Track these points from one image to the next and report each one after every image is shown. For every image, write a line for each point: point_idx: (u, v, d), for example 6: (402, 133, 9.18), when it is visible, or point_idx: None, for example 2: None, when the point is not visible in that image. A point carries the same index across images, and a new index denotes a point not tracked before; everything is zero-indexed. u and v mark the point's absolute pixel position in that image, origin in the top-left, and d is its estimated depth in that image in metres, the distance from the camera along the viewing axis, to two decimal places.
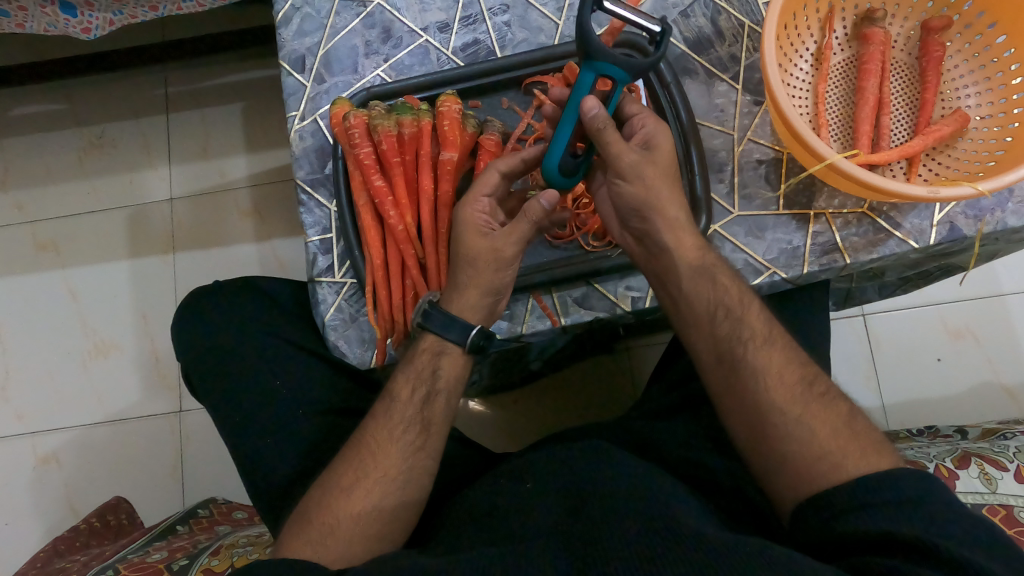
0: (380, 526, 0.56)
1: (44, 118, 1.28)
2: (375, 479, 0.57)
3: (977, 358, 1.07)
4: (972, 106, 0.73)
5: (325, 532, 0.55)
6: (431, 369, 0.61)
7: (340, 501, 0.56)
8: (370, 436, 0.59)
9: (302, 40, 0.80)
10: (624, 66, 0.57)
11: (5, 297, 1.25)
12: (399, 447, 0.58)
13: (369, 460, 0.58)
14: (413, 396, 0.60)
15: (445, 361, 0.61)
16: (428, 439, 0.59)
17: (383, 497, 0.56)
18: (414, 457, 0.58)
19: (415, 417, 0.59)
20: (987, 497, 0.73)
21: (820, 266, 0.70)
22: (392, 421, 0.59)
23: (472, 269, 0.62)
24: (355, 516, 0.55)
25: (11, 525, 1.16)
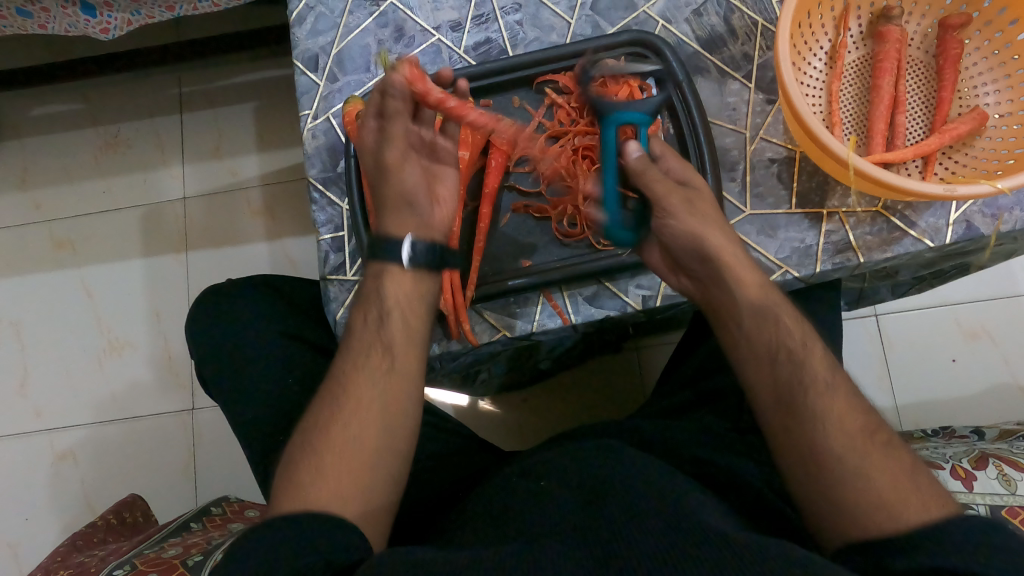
0: (366, 457, 0.52)
1: (61, 118, 1.30)
2: (349, 411, 0.53)
3: (993, 358, 1.06)
4: (990, 104, 0.73)
5: (311, 476, 0.51)
6: (375, 289, 0.59)
7: (320, 441, 0.52)
8: (338, 375, 0.56)
9: (315, 39, 0.81)
10: (639, 111, 0.67)
11: (23, 295, 1.26)
12: (364, 374, 0.55)
13: (339, 392, 0.55)
14: (369, 321, 0.58)
15: (387, 280, 0.59)
16: (393, 359, 0.56)
17: (362, 427, 0.53)
18: (384, 380, 0.55)
19: (374, 340, 0.57)
20: (1006, 498, 0.72)
21: (832, 265, 0.70)
22: (355, 351, 0.57)
23: (382, 184, 0.63)
24: (338, 450, 0.52)
25: (28, 520, 1.18)
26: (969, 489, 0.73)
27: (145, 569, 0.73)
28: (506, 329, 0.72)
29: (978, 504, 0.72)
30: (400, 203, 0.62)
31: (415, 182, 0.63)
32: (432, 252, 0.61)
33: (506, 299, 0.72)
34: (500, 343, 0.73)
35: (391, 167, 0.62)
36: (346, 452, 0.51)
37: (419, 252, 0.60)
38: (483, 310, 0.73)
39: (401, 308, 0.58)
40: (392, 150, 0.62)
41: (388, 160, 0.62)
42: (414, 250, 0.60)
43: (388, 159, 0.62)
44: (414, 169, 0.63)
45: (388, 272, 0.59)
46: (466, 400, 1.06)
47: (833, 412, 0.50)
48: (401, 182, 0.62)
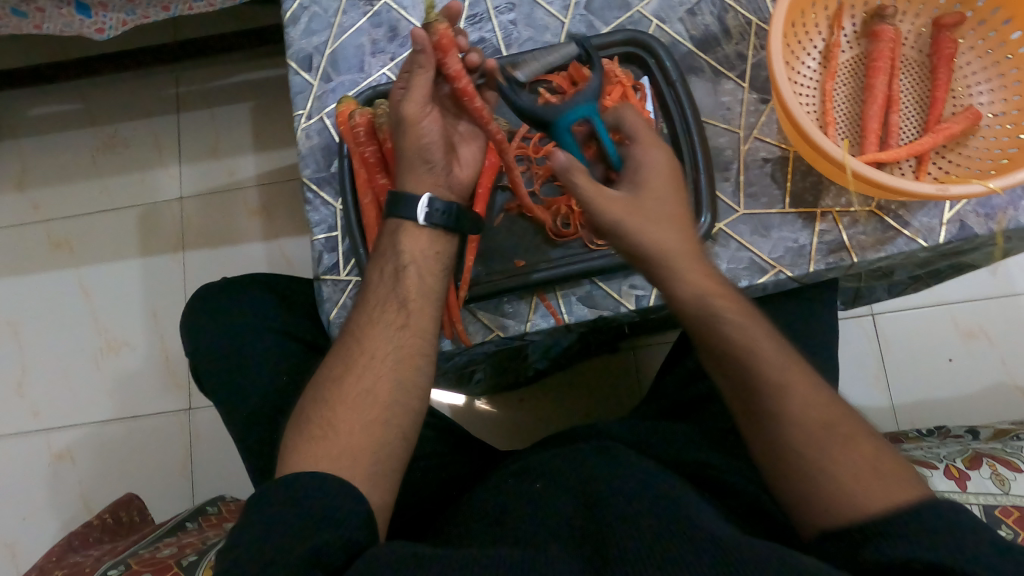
0: (379, 408, 0.54)
1: (58, 118, 1.30)
2: (363, 364, 0.56)
3: (990, 358, 1.06)
4: (985, 103, 0.72)
5: (323, 428, 0.53)
6: (392, 246, 0.62)
7: (334, 396, 0.55)
8: (354, 331, 0.59)
9: (310, 39, 0.81)
10: (584, 100, 0.62)
11: (20, 295, 1.26)
12: (380, 328, 0.58)
13: (354, 345, 0.58)
14: (385, 275, 0.61)
15: (404, 237, 0.62)
16: (408, 314, 0.59)
17: (376, 380, 0.55)
18: (398, 335, 0.58)
19: (390, 295, 0.60)
20: (1000, 498, 0.72)
21: (826, 265, 0.70)
22: (371, 304, 0.60)
23: (398, 138, 0.64)
24: (352, 403, 0.54)
25: (26, 520, 1.18)
26: (963, 489, 0.73)
27: (140, 569, 0.73)
28: (499, 329, 0.72)
29: (972, 504, 0.71)
30: (416, 159, 0.63)
31: (433, 139, 0.64)
32: (448, 214, 0.63)
33: (499, 299, 0.72)
34: (493, 343, 0.73)
35: (407, 123, 0.62)
36: (338, 451, 0.51)
37: (436, 212, 0.62)
38: (476, 310, 0.72)
39: (417, 263, 0.61)
40: (410, 104, 0.62)
41: (405, 113, 0.62)
42: (431, 208, 0.62)
43: (404, 113, 0.62)
44: (432, 125, 0.64)
45: (405, 230, 0.62)
46: (462, 400, 1.06)
47: (823, 412, 0.50)
48: (418, 139, 0.63)
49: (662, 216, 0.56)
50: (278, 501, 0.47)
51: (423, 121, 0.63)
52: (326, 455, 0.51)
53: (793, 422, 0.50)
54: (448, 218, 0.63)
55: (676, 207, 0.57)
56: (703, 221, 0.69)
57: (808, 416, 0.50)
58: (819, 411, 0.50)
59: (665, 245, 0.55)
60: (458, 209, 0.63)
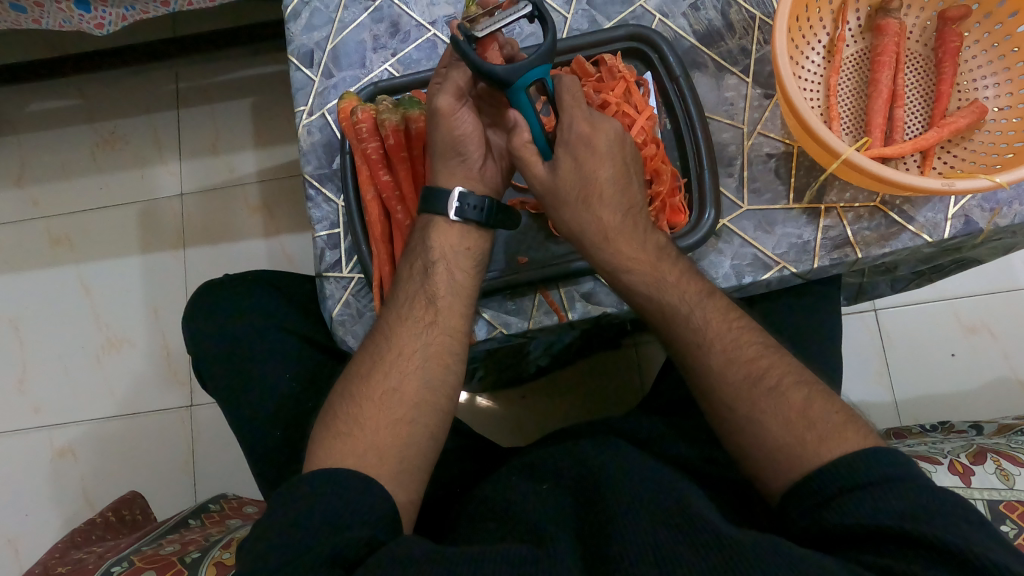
0: (408, 406, 0.54)
1: (57, 115, 1.29)
2: (392, 360, 0.56)
3: (993, 353, 1.06)
4: (989, 97, 0.72)
5: (349, 426, 0.53)
6: (422, 241, 0.62)
7: (360, 392, 0.55)
8: (382, 328, 0.59)
9: (310, 35, 0.80)
10: (538, 64, 0.57)
11: (21, 292, 1.26)
12: (409, 324, 0.58)
13: (383, 343, 0.58)
14: (414, 272, 0.61)
15: (433, 231, 0.62)
16: (437, 312, 0.59)
17: (404, 378, 0.55)
18: (427, 332, 0.58)
19: (419, 291, 0.60)
20: (1005, 493, 0.71)
21: (830, 261, 0.69)
22: (400, 300, 0.60)
23: (432, 130, 0.62)
24: (379, 399, 0.54)
25: (29, 516, 1.18)
26: (967, 484, 0.73)
27: (144, 567, 0.73)
28: (502, 326, 0.72)
29: (976, 499, 0.71)
30: (449, 151, 0.62)
31: (468, 131, 0.61)
32: (482, 209, 0.62)
33: (503, 295, 0.72)
34: (496, 340, 0.73)
35: (441, 115, 0.61)
36: (340, 449, 0.51)
37: (469, 207, 0.61)
38: (481, 307, 0.72)
39: (446, 260, 0.61)
40: (444, 96, 0.60)
41: (439, 104, 0.60)
42: (463, 203, 0.61)
43: (438, 105, 0.60)
44: (467, 116, 0.62)
45: (436, 226, 0.62)
46: (463, 397, 1.06)
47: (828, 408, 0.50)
48: (453, 132, 0.61)
49: (578, 198, 0.60)
50: (284, 499, 0.47)
51: (458, 112, 0.61)
52: (351, 453, 0.51)
53: (800, 419, 0.50)
54: (481, 213, 0.62)
55: (599, 187, 0.59)
56: (706, 217, 0.69)
57: (814, 415, 0.50)
58: (829, 412, 0.50)
59: (582, 225, 0.60)
60: (492, 204, 0.62)
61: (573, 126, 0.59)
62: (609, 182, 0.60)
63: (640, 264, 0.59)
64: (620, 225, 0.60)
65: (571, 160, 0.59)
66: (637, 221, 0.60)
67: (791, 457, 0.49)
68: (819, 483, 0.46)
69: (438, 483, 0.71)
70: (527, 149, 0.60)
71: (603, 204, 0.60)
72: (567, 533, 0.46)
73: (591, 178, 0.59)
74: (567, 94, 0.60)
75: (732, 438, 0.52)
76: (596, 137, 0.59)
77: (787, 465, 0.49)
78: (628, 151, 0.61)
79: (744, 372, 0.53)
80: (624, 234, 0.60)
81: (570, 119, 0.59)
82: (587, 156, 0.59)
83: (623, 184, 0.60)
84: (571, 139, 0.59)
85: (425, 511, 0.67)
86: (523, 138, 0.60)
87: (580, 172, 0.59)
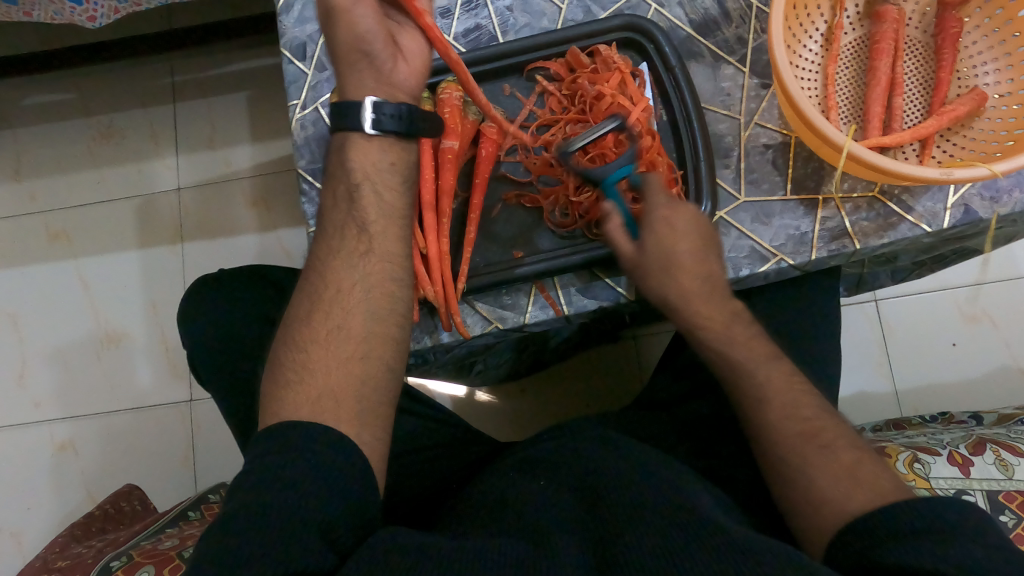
0: (356, 341, 0.53)
1: (53, 109, 1.29)
2: (332, 297, 0.55)
3: (995, 343, 1.05)
4: (990, 84, 0.71)
5: (298, 373, 0.52)
6: (342, 165, 0.59)
7: (306, 336, 0.54)
8: (319, 264, 0.58)
9: (303, 27, 0.80)
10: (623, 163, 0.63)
11: (20, 287, 1.26)
12: (343, 258, 0.57)
13: (320, 282, 0.56)
14: (339, 198, 0.59)
15: (352, 151, 0.58)
16: (370, 240, 0.57)
17: (347, 315, 0.54)
18: (363, 264, 0.57)
19: (348, 220, 0.58)
20: (1003, 483, 0.71)
21: (828, 252, 0.69)
22: (331, 233, 0.58)
23: (333, 32, 0.59)
24: (324, 340, 0.53)
25: (31, 510, 1.18)
26: (966, 475, 0.72)
27: (142, 562, 0.74)
28: (497, 320, 0.71)
29: (975, 491, 0.71)
30: (353, 52, 0.58)
31: (370, 27, 0.58)
32: (399, 117, 0.59)
33: (498, 290, 0.72)
34: (491, 335, 0.73)
35: (340, 13, 0.58)
36: None
37: (386, 117, 0.58)
38: (475, 301, 0.72)
39: (371, 181, 0.58)
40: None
41: (336, 3, 0.57)
42: (379, 114, 0.58)
43: (335, 4, 0.57)
44: (369, 14, 0.58)
45: (353, 142, 0.58)
46: (463, 391, 1.06)
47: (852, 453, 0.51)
48: (354, 29, 0.58)
49: (663, 271, 0.60)
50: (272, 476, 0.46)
51: (357, 9, 0.58)
52: (307, 401, 0.50)
53: None
54: (400, 121, 0.59)
55: (683, 261, 0.60)
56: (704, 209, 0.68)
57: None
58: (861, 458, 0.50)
59: (665, 294, 0.61)
60: (410, 110, 0.59)
61: (654, 211, 0.61)
62: (689, 255, 0.60)
63: (714, 324, 0.59)
64: (700, 289, 0.60)
65: (655, 238, 0.61)
66: (715, 287, 0.61)
67: None
68: (859, 523, 0.45)
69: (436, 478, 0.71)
70: (618, 231, 0.63)
71: (685, 274, 0.60)
72: (572, 534, 0.45)
73: (673, 253, 0.60)
74: (650, 185, 0.62)
75: None
76: (675, 217, 0.61)
77: None
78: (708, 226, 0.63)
79: (797, 429, 0.53)
80: (704, 300, 0.60)
81: (652, 206, 0.61)
82: (668, 235, 0.60)
83: (702, 256, 0.61)
84: (654, 220, 0.61)
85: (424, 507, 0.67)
86: (615, 224, 0.63)
87: (662, 249, 0.60)
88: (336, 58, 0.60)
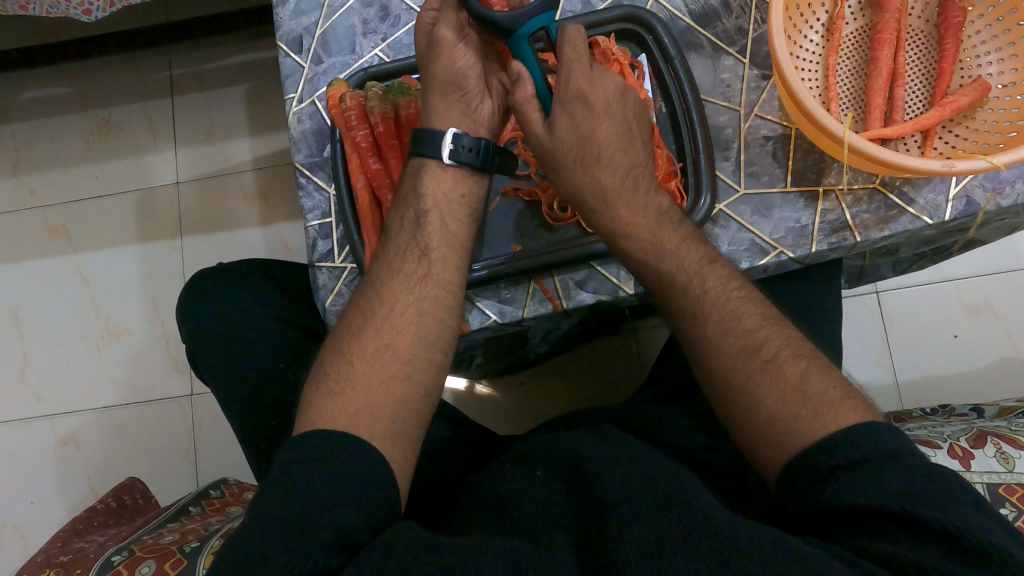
0: (401, 362, 0.53)
1: (51, 102, 1.28)
2: (384, 315, 0.55)
3: (996, 333, 1.05)
4: (993, 73, 0.70)
5: (340, 384, 0.52)
6: (414, 189, 0.61)
7: (353, 350, 0.54)
8: (374, 283, 0.58)
9: (299, 20, 0.79)
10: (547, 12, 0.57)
11: (20, 282, 1.26)
12: (400, 279, 0.57)
13: (374, 300, 0.57)
14: (406, 222, 0.60)
15: (426, 176, 0.61)
16: (430, 265, 0.58)
17: (396, 334, 0.54)
18: (419, 287, 0.57)
19: (411, 243, 0.59)
20: (1004, 477, 0.71)
21: (829, 245, 0.68)
22: (392, 253, 0.59)
23: (431, 62, 0.62)
24: (370, 357, 0.53)
25: (34, 503, 1.19)
26: (966, 467, 0.72)
27: (144, 556, 0.74)
28: (496, 315, 0.71)
29: (975, 483, 0.70)
30: (449, 85, 0.62)
31: (467, 66, 0.62)
32: (476, 151, 0.61)
33: (497, 285, 0.72)
34: (490, 330, 0.73)
35: (442, 46, 0.61)
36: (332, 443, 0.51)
37: (463, 149, 0.61)
38: (475, 297, 0.72)
39: (439, 208, 0.60)
40: (447, 28, 0.61)
41: (441, 36, 0.61)
42: (457, 145, 0.61)
43: (440, 36, 0.61)
44: (466, 53, 0.62)
45: (428, 169, 0.61)
46: (463, 384, 1.05)
47: None
48: (450, 65, 0.61)
49: (576, 158, 0.60)
50: (274, 473, 0.46)
51: (458, 45, 0.61)
52: (343, 413, 0.50)
53: (798, 395, 0.48)
54: (476, 155, 0.61)
55: (597, 146, 0.60)
56: (704, 201, 0.68)
57: (810, 390, 0.48)
58: None
59: (580, 189, 0.61)
60: (487, 146, 0.61)
61: (571, 83, 0.59)
62: (609, 142, 0.60)
63: (639, 228, 0.59)
64: (621, 185, 0.60)
65: (568, 117, 0.59)
66: (638, 181, 0.60)
67: (791, 443, 0.47)
68: (814, 460, 0.45)
69: (434, 472, 0.71)
70: (529, 103, 0.60)
71: (603, 167, 0.60)
72: (562, 533, 0.45)
73: (590, 138, 0.59)
74: (568, 46, 0.59)
75: (728, 425, 0.52)
76: (581, 87, 0.59)
77: (778, 452, 0.48)
78: (630, 108, 0.62)
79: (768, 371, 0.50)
80: (624, 197, 0.59)
81: (570, 75, 0.59)
82: (584, 116, 0.59)
83: (623, 143, 0.60)
84: (564, 91, 0.59)
85: (422, 499, 0.67)
86: (526, 93, 0.60)
87: (579, 129, 0.59)
88: (428, 86, 0.63)
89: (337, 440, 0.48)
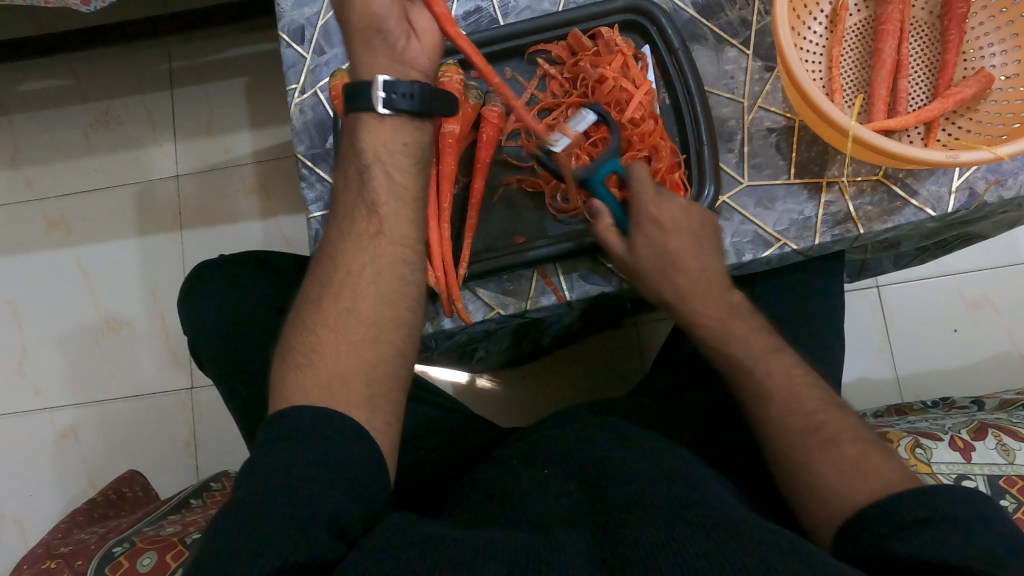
0: (365, 325, 0.53)
1: (49, 94, 1.27)
2: (343, 279, 0.55)
3: (996, 327, 1.05)
4: (996, 65, 0.70)
5: (308, 355, 0.52)
6: (353, 146, 0.60)
7: (316, 319, 0.54)
8: (331, 248, 0.58)
9: (300, 10, 0.79)
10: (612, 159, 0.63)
11: (19, 275, 1.26)
12: (353, 241, 0.57)
13: (332, 268, 0.57)
14: (350, 180, 0.60)
15: (364, 131, 0.60)
16: (380, 223, 0.58)
17: (356, 298, 0.54)
18: (374, 247, 0.57)
19: (358, 201, 0.59)
20: (1004, 469, 0.71)
21: (832, 236, 0.68)
22: (342, 215, 0.59)
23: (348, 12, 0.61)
24: (334, 322, 0.53)
25: (33, 496, 1.19)
26: (967, 460, 0.72)
27: (144, 548, 0.74)
28: (499, 307, 0.71)
29: (977, 475, 0.71)
30: (369, 32, 0.61)
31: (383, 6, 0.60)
32: (411, 96, 0.60)
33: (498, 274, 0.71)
34: (494, 321, 0.73)
35: None
36: None
37: (398, 96, 0.60)
38: (477, 288, 0.72)
39: (382, 163, 0.59)
40: None
41: None
42: (391, 93, 0.59)
43: None
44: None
45: (365, 122, 0.60)
46: (465, 378, 1.06)
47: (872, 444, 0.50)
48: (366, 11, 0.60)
49: (657, 272, 0.63)
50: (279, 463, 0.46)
51: None
52: (315, 383, 0.50)
53: None
54: (412, 101, 0.60)
55: (675, 259, 0.63)
56: (706, 193, 0.68)
57: None
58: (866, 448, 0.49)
59: (662, 293, 0.64)
60: (422, 89, 0.60)
61: (642, 207, 0.63)
62: (684, 253, 0.63)
63: (712, 320, 0.61)
64: (695, 286, 0.62)
65: (647, 240, 0.63)
66: (711, 281, 0.63)
67: None
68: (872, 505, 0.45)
69: (437, 465, 0.71)
70: (610, 230, 0.65)
71: (679, 273, 0.63)
72: (568, 524, 0.45)
73: (666, 253, 0.63)
74: (637, 182, 0.64)
75: None
76: (654, 209, 0.63)
77: None
78: (695, 219, 0.65)
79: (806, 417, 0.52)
80: (700, 294, 0.62)
81: (641, 202, 0.64)
82: (659, 234, 0.63)
83: (697, 251, 0.63)
84: (640, 215, 0.63)
85: (426, 493, 0.67)
86: (605, 223, 0.65)
87: (657, 247, 0.63)
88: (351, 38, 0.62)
89: (340, 429, 0.47)
